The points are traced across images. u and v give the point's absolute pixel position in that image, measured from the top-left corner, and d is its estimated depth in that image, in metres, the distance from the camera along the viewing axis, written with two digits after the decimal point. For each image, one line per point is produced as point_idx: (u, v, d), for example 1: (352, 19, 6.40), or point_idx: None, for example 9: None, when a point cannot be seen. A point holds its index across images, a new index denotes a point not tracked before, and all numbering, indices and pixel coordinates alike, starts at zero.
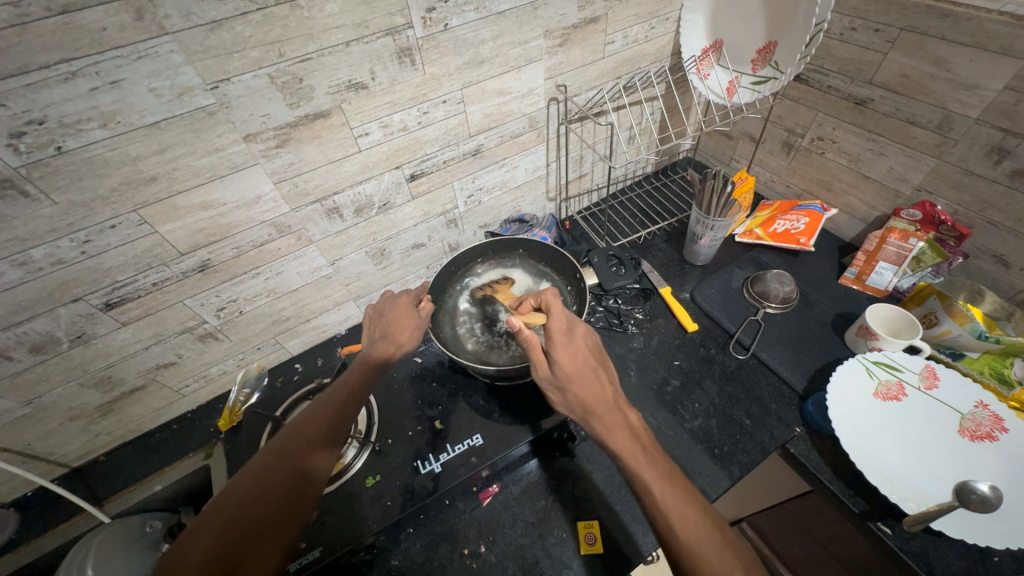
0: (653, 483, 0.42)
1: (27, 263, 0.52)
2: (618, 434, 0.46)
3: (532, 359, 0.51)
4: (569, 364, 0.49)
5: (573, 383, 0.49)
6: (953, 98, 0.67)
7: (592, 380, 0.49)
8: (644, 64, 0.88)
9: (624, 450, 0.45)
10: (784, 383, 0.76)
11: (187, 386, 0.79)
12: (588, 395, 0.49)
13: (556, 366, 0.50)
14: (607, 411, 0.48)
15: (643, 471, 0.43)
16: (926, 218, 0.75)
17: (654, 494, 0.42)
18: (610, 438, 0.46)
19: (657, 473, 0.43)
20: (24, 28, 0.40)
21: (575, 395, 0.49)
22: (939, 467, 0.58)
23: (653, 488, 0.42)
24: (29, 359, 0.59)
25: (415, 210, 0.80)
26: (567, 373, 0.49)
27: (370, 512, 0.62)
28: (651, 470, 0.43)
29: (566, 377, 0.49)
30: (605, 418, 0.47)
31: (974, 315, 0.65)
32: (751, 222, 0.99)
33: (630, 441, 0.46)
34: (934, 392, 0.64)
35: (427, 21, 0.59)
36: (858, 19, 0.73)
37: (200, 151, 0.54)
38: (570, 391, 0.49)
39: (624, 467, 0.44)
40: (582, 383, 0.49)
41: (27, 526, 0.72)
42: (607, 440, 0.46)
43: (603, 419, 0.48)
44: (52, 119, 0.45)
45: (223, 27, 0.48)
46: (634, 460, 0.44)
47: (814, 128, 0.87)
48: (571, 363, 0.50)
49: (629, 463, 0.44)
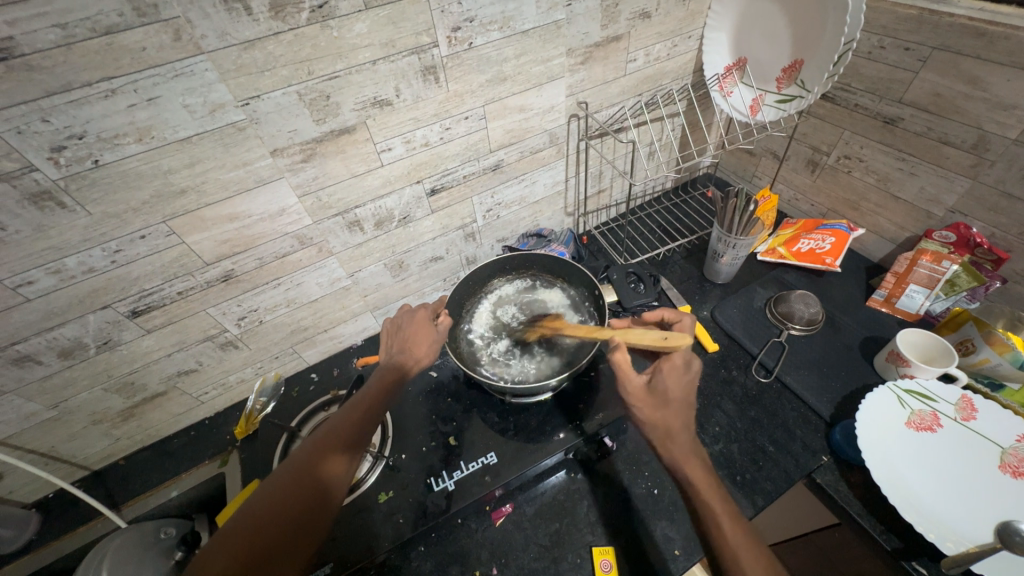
0: (721, 516, 0.43)
1: (61, 272, 0.54)
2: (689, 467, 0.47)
3: (625, 375, 0.53)
4: (673, 388, 0.52)
5: (664, 409, 0.51)
6: (989, 118, 0.65)
7: (682, 410, 0.51)
8: (665, 82, 0.88)
9: (699, 482, 0.46)
10: (809, 410, 0.73)
11: (206, 394, 0.80)
12: (672, 419, 0.50)
13: (659, 385, 0.53)
14: (678, 442, 0.49)
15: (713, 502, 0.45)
16: (961, 241, 0.72)
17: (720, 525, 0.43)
18: (681, 466, 0.48)
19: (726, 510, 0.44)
20: (70, 48, 0.42)
21: (664, 415, 0.51)
22: (979, 504, 0.55)
23: (721, 521, 0.43)
24: (57, 363, 0.61)
25: (434, 224, 0.81)
26: (652, 402, 0.52)
27: (381, 529, 0.61)
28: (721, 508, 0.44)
29: (663, 397, 0.52)
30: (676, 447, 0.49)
31: (1015, 344, 0.62)
32: (774, 241, 0.97)
33: (703, 474, 0.47)
34: (971, 424, 0.61)
35: (453, 40, 0.60)
36: (887, 38, 0.72)
37: (228, 164, 0.55)
38: (654, 413, 0.51)
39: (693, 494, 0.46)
40: (662, 413, 0.51)
41: (46, 527, 0.73)
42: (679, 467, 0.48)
43: (681, 446, 0.49)
44: (91, 134, 0.47)
45: (256, 46, 0.49)
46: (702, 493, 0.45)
47: (840, 146, 0.85)
48: (670, 391, 0.52)
49: (703, 496, 0.45)
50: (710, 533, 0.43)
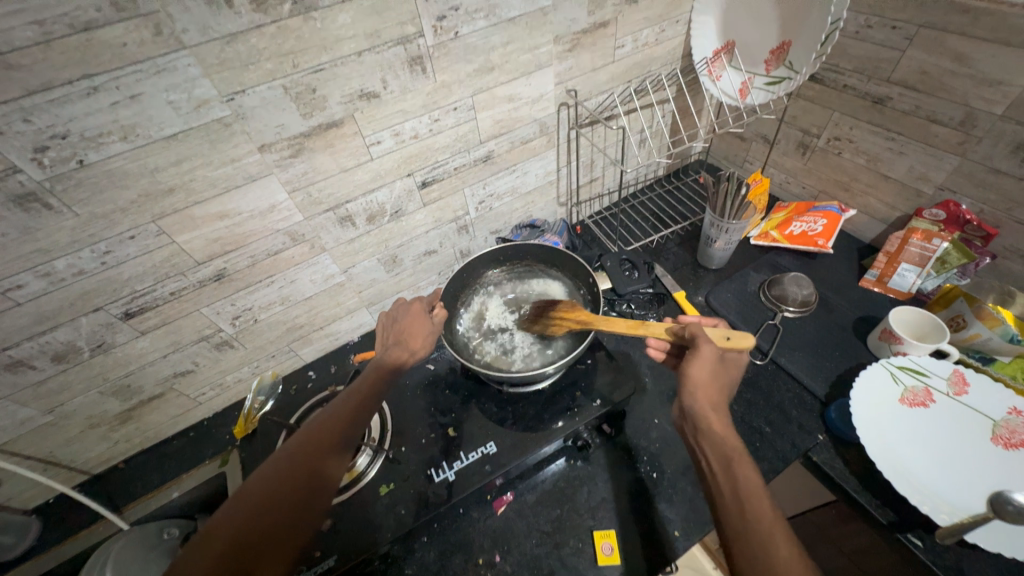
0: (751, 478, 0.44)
1: (50, 274, 0.53)
2: (728, 440, 0.47)
3: (700, 334, 0.54)
4: (725, 374, 0.54)
5: (710, 382, 0.52)
6: (975, 94, 0.65)
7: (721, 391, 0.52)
8: (654, 68, 0.88)
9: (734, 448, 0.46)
10: (804, 390, 0.74)
11: (204, 394, 0.79)
12: (709, 391, 0.52)
13: (721, 365, 0.53)
14: (719, 416, 0.49)
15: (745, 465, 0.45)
16: (951, 218, 0.73)
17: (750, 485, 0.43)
18: (719, 431, 0.48)
19: (761, 486, 0.43)
20: (48, 45, 0.41)
21: (706, 385, 0.52)
22: (972, 477, 0.56)
23: (752, 483, 0.43)
24: (51, 367, 0.60)
25: (426, 217, 0.80)
26: (709, 374, 0.52)
27: (384, 521, 0.61)
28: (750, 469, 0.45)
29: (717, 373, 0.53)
30: (716, 421, 0.49)
31: (1005, 318, 0.63)
32: (767, 225, 0.97)
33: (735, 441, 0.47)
34: (963, 398, 0.62)
35: (438, 29, 0.60)
36: (874, 17, 0.72)
37: (216, 162, 0.55)
38: (704, 379, 0.52)
39: (731, 457, 0.45)
40: (714, 392, 0.51)
41: (48, 533, 0.74)
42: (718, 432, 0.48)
43: (719, 415, 0.50)
44: (74, 134, 0.46)
45: (239, 40, 0.49)
46: (738, 464, 0.45)
47: (830, 128, 0.86)
48: (723, 375, 0.54)
49: (736, 459, 0.45)
50: (741, 488, 0.43)
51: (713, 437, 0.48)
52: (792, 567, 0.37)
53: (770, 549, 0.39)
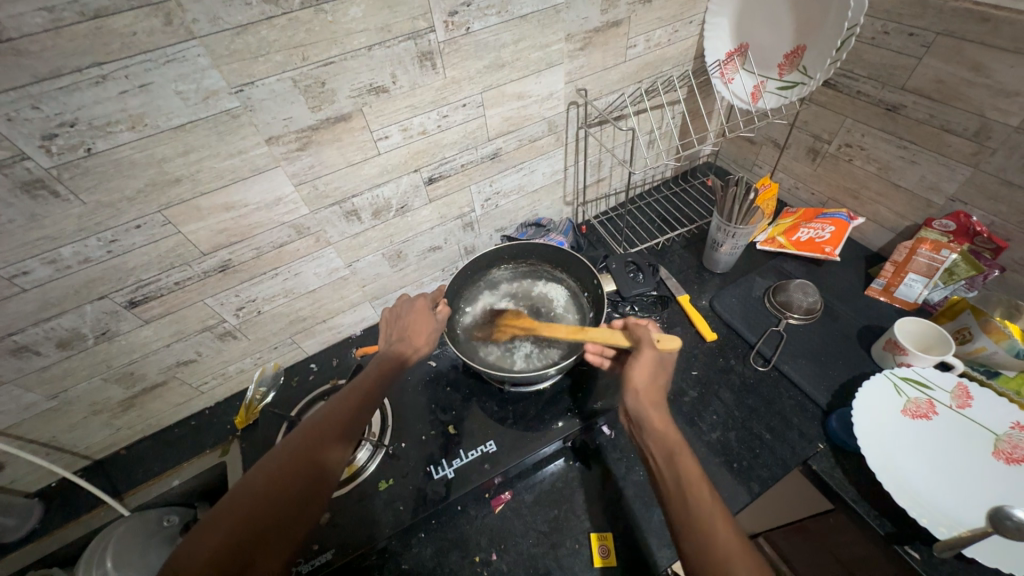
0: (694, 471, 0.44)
1: (56, 261, 0.53)
2: (671, 435, 0.47)
3: (642, 338, 0.56)
4: (667, 372, 0.54)
5: (652, 380, 0.53)
6: (991, 105, 0.64)
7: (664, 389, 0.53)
8: (666, 68, 0.87)
9: (678, 445, 0.46)
10: (806, 398, 0.74)
11: (206, 384, 0.80)
12: (651, 388, 0.52)
13: (662, 363, 0.55)
14: (659, 410, 0.50)
15: (687, 460, 0.45)
16: (961, 230, 0.72)
17: (692, 479, 0.43)
18: (662, 428, 0.48)
19: (702, 477, 0.43)
20: (57, 32, 0.41)
21: (647, 384, 0.52)
22: (972, 491, 0.55)
23: (693, 477, 0.43)
24: (55, 354, 0.61)
25: (432, 214, 0.80)
26: (648, 373, 0.53)
27: (382, 516, 0.61)
28: (693, 463, 0.45)
29: (657, 371, 0.54)
30: (657, 416, 0.49)
31: (1012, 332, 0.62)
32: (774, 230, 0.97)
33: (677, 437, 0.47)
34: (966, 411, 0.62)
35: (449, 25, 0.59)
36: (890, 23, 0.71)
37: (223, 153, 0.55)
38: (646, 376, 0.53)
39: (675, 455, 0.45)
40: (656, 390, 0.52)
41: (49, 516, 0.74)
42: (660, 429, 0.48)
43: (661, 411, 0.50)
44: (82, 121, 0.46)
45: (249, 31, 0.48)
46: (679, 457, 0.45)
47: (841, 134, 0.85)
48: (665, 373, 0.54)
49: (677, 455, 0.45)
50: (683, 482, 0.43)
51: (656, 434, 0.48)
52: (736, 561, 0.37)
53: (712, 543, 0.38)
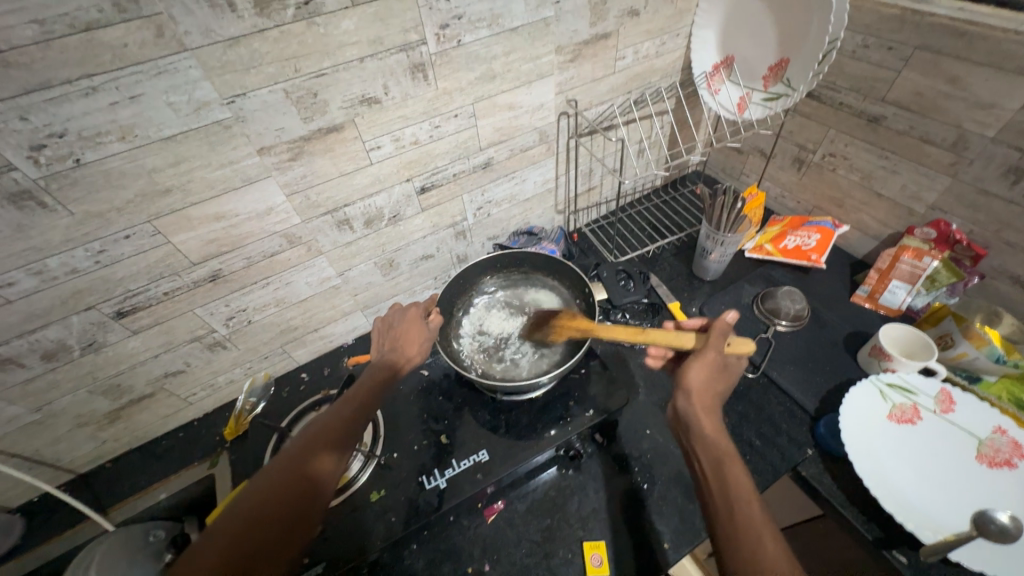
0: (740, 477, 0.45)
1: (42, 272, 0.53)
2: (720, 442, 0.48)
3: (712, 340, 0.56)
4: (723, 377, 0.55)
5: (706, 384, 0.53)
6: (967, 117, 0.66)
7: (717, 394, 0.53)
8: (655, 79, 0.88)
9: (726, 451, 0.47)
10: (795, 404, 0.74)
11: (195, 394, 0.79)
12: (704, 393, 0.53)
13: (723, 366, 0.55)
14: (710, 418, 0.51)
15: (733, 467, 0.46)
16: (941, 238, 0.74)
17: (738, 485, 0.44)
18: (711, 434, 0.49)
19: (750, 488, 0.44)
20: (48, 44, 0.41)
21: (700, 388, 0.53)
22: (957, 495, 0.56)
23: (739, 484, 0.44)
24: (40, 366, 0.60)
25: (424, 222, 0.80)
26: (704, 378, 0.54)
27: (374, 528, 0.61)
28: (740, 470, 0.46)
29: (715, 375, 0.54)
30: (709, 423, 0.50)
31: (991, 339, 0.64)
32: (762, 238, 0.98)
33: (725, 443, 0.48)
34: (950, 416, 0.63)
35: (441, 37, 0.60)
36: (870, 37, 0.73)
37: (214, 163, 0.55)
38: (700, 381, 0.53)
39: (722, 460, 0.46)
40: (709, 394, 0.53)
41: (31, 532, 0.72)
42: (709, 435, 0.49)
43: (711, 417, 0.51)
44: (72, 133, 0.46)
45: (241, 43, 0.49)
46: (728, 465, 0.46)
47: (825, 144, 0.87)
48: (724, 378, 0.55)
49: (725, 460, 0.46)
50: (729, 487, 0.44)
51: (705, 438, 0.49)
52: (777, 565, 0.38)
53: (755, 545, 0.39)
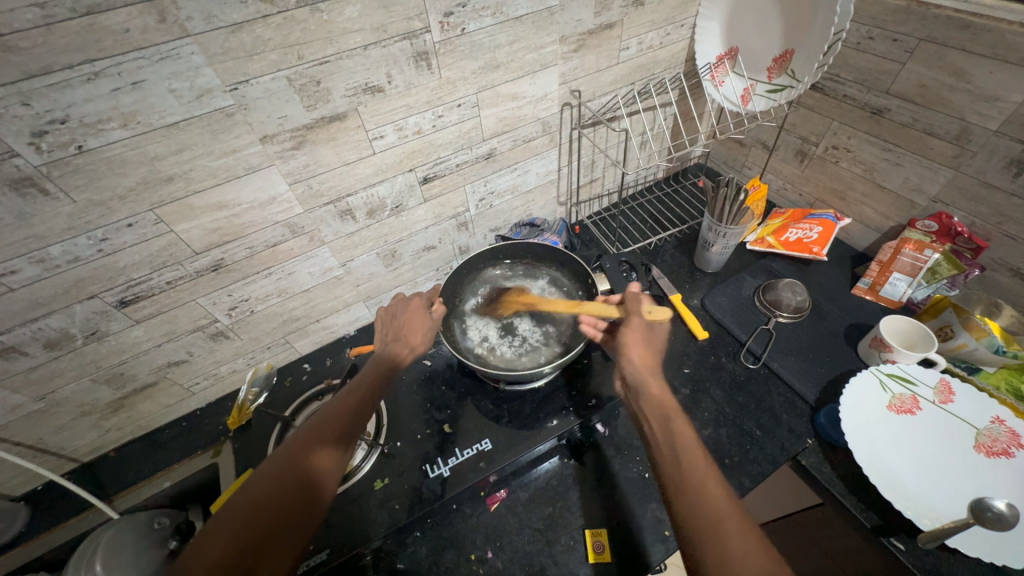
0: (683, 428, 0.47)
1: (44, 261, 0.52)
2: (663, 398, 0.51)
3: (632, 308, 0.62)
4: (658, 342, 0.60)
5: (642, 348, 0.58)
6: (971, 109, 0.66)
7: (653, 356, 0.57)
8: (658, 71, 0.88)
9: (668, 406, 0.50)
10: (795, 394, 0.75)
11: (198, 384, 0.79)
12: (642, 357, 0.57)
13: (650, 332, 0.60)
14: (656, 381, 0.53)
15: (676, 418, 0.48)
16: (942, 230, 0.74)
17: (681, 434, 0.46)
18: (657, 394, 0.52)
19: (694, 441, 0.46)
20: (49, 28, 0.41)
21: (639, 353, 0.57)
22: (953, 484, 0.57)
23: (682, 432, 0.47)
24: (42, 355, 0.60)
25: (426, 213, 0.80)
26: (642, 345, 0.58)
27: (378, 515, 0.61)
28: (681, 421, 0.48)
29: (647, 339, 0.59)
30: (654, 382, 0.53)
31: (991, 329, 0.64)
32: (763, 230, 0.99)
33: (669, 400, 0.51)
34: (948, 406, 0.63)
35: (445, 25, 0.59)
36: (875, 29, 0.73)
37: (216, 151, 0.54)
38: (637, 347, 0.58)
39: (667, 415, 0.49)
40: (649, 356, 0.57)
41: (35, 520, 0.73)
42: (653, 394, 0.52)
43: (654, 378, 0.54)
44: (73, 119, 0.45)
45: (245, 30, 0.48)
46: (674, 423, 0.48)
47: (828, 136, 0.87)
48: (657, 341, 0.59)
49: (669, 414, 0.49)
50: (672, 436, 0.46)
51: (650, 398, 0.52)
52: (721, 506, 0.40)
53: (700, 489, 0.41)
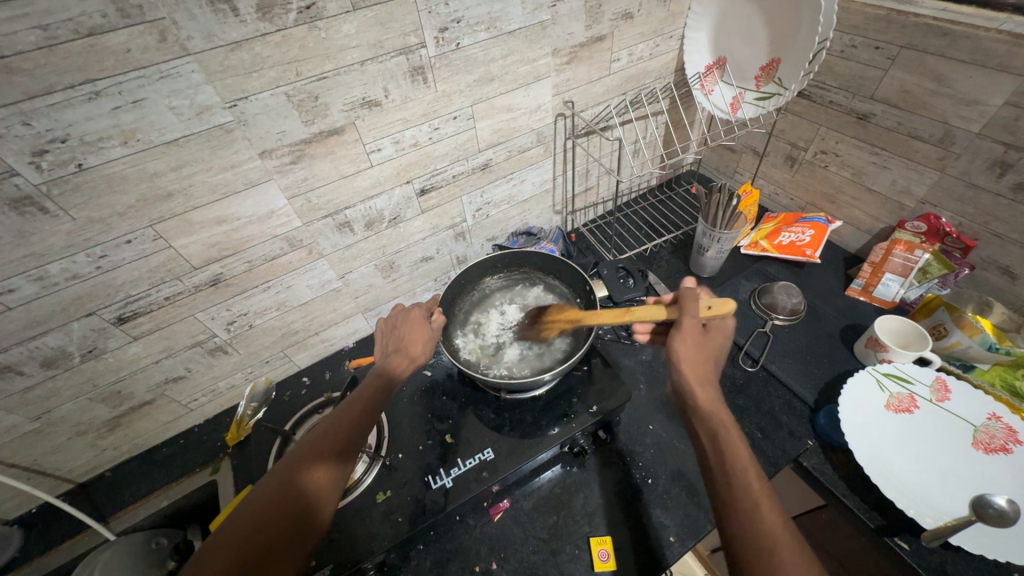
0: (739, 448, 0.45)
1: (42, 279, 0.52)
2: (716, 413, 0.49)
3: (686, 308, 0.55)
4: (714, 344, 0.55)
5: (696, 354, 0.54)
6: (953, 113, 0.68)
7: (709, 363, 0.53)
8: (648, 81, 0.90)
9: (725, 422, 0.48)
10: (794, 396, 0.76)
11: (196, 400, 0.78)
12: (696, 365, 0.53)
13: (707, 335, 0.55)
14: (708, 390, 0.51)
15: (731, 436, 0.46)
16: (931, 230, 0.75)
17: (738, 454, 0.45)
18: (710, 408, 0.49)
19: (750, 457, 0.45)
20: (51, 50, 0.41)
21: (692, 360, 0.53)
22: (955, 482, 0.57)
23: (739, 453, 0.45)
24: (39, 374, 0.59)
25: (424, 224, 0.81)
26: (696, 350, 0.54)
27: (381, 529, 0.61)
28: (737, 439, 0.46)
29: (703, 343, 0.54)
30: (704, 394, 0.51)
31: (983, 327, 0.65)
32: (756, 234, 1.00)
33: (723, 414, 0.49)
34: (945, 405, 0.64)
35: (440, 40, 0.61)
36: (858, 37, 0.75)
37: (216, 167, 0.55)
38: (691, 353, 0.53)
39: (722, 432, 0.47)
40: (703, 365, 0.53)
41: (29, 544, 0.71)
42: (706, 407, 0.49)
43: (706, 389, 0.51)
44: (73, 137, 0.46)
45: (244, 48, 0.49)
46: (728, 439, 0.46)
47: (816, 142, 0.89)
48: (714, 344, 0.55)
49: (723, 431, 0.47)
50: (727, 455, 0.45)
51: (702, 412, 0.49)
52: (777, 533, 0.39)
53: (756, 513, 0.40)
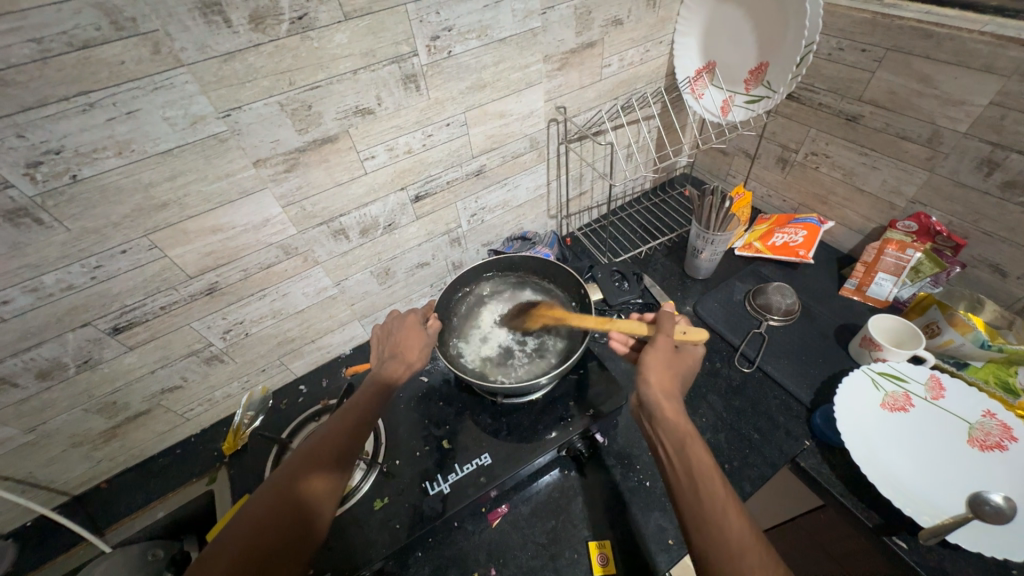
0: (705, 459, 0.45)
1: (38, 290, 0.52)
2: (681, 424, 0.48)
3: (662, 327, 0.56)
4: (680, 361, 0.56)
5: (661, 367, 0.53)
6: (941, 113, 0.69)
7: (675, 378, 0.54)
8: (640, 86, 0.91)
9: (688, 433, 0.48)
10: (790, 396, 0.76)
11: (191, 410, 0.78)
12: (661, 378, 0.52)
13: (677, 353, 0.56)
14: (672, 401, 0.50)
15: (696, 447, 0.46)
16: (923, 230, 0.77)
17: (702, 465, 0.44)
18: (675, 420, 0.49)
19: (715, 467, 0.45)
20: (45, 62, 0.42)
21: (657, 373, 0.53)
22: (951, 480, 0.57)
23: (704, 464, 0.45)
24: (34, 385, 0.59)
25: (419, 230, 0.81)
26: (664, 364, 0.54)
27: (378, 536, 0.60)
28: (701, 450, 0.46)
29: (669, 358, 0.55)
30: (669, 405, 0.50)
31: (975, 325, 0.66)
32: (750, 236, 1.01)
33: (686, 425, 0.48)
34: (940, 402, 0.64)
35: (432, 49, 0.61)
36: (845, 40, 0.76)
37: (211, 176, 0.55)
38: (657, 366, 0.53)
39: (687, 443, 0.46)
40: (669, 378, 0.53)
41: (24, 558, 0.71)
42: (670, 419, 0.49)
43: (670, 399, 0.51)
44: (68, 149, 0.46)
45: (237, 58, 0.50)
46: (693, 450, 0.46)
47: (807, 143, 0.89)
48: (682, 362, 0.56)
49: (687, 442, 0.46)
50: (693, 467, 0.44)
51: (666, 424, 0.49)
52: (746, 545, 0.39)
53: (723, 525, 0.40)
